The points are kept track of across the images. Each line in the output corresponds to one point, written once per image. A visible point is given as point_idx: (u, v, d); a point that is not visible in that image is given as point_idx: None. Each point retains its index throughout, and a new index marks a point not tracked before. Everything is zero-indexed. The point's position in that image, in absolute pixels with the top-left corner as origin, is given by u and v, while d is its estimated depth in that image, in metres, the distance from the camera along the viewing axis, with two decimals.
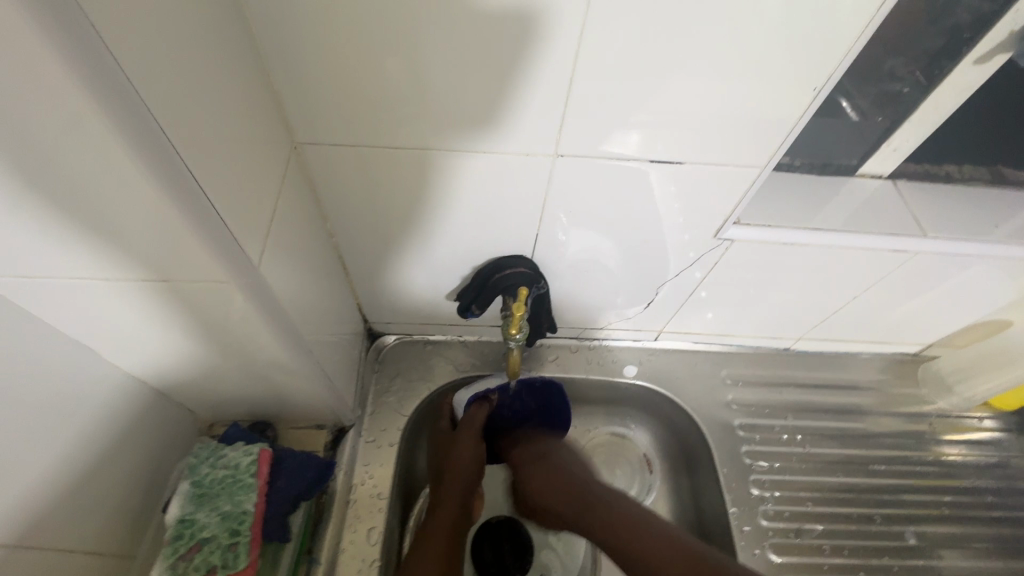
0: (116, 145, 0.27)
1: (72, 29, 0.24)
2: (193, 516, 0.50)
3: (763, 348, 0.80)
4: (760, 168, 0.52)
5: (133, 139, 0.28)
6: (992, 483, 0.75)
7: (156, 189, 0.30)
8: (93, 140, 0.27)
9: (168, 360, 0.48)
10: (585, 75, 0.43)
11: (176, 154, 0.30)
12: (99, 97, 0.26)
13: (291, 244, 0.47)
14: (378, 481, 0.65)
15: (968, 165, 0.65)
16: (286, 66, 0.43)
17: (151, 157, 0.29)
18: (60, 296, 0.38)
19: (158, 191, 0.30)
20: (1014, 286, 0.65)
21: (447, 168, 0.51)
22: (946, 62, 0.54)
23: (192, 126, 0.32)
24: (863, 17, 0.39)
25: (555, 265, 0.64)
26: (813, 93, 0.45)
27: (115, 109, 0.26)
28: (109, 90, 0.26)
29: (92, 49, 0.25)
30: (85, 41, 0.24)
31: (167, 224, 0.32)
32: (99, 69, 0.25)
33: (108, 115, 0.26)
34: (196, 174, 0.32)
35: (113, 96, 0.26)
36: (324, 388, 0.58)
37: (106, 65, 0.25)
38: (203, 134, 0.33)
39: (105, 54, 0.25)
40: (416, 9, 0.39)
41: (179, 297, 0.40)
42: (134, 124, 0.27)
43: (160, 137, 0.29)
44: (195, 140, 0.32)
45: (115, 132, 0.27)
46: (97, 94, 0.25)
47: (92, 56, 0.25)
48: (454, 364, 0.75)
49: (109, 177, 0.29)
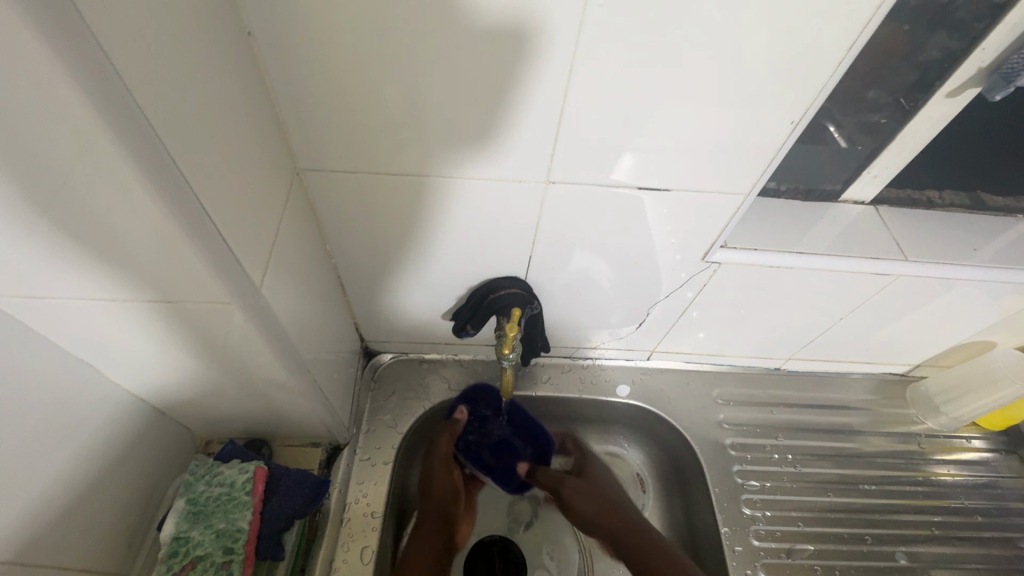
0: (133, 175, 0.29)
1: (91, 62, 0.25)
2: (188, 534, 0.50)
3: (754, 368, 0.81)
4: (745, 194, 0.54)
5: (148, 170, 0.30)
6: (982, 503, 0.76)
7: (165, 213, 0.32)
8: (108, 165, 0.29)
9: (167, 377, 0.49)
10: (576, 101, 0.45)
11: (185, 181, 0.32)
12: (113, 126, 0.27)
13: (292, 265, 0.49)
14: (372, 499, 0.65)
15: (947, 192, 0.67)
16: (291, 95, 0.45)
17: (163, 186, 0.31)
18: (67, 315, 0.39)
19: (170, 217, 0.32)
20: (994, 308, 0.67)
21: (446, 192, 0.53)
22: (920, 94, 0.57)
23: (202, 156, 0.34)
24: (838, 53, 0.42)
25: (548, 286, 0.65)
26: (791, 124, 0.47)
27: (133, 145, 0.28)
28: (129, 126, 0.28)
29: (109, 83, 0.26)
30: (102, 74, 0.26)
31: (176, 249, 0.34)
32: (114, 101, 0.27)
33: (119, 141, 0.28)
34: (203, 199, 0.34)
35: (126, 124, 0.28)
36: (320, 406, 0.59)
37: (121, 98, 0.27)
38: (211, 163, 0.35)
39: (121, 87, 0.27)
40: (415, 43, 0.41)
41: (184, 317, 0.41)
42: (147, 153, 0.29)
43: (170, 165, 0.31)
44: (205, 170, 0.34)
45: (128, 159, 0.29)
46: (117, 130, 0.27)
47: (108, 89, 0.26)
48: (449, 383, 0.76)
49: (125, 206, 0.31)
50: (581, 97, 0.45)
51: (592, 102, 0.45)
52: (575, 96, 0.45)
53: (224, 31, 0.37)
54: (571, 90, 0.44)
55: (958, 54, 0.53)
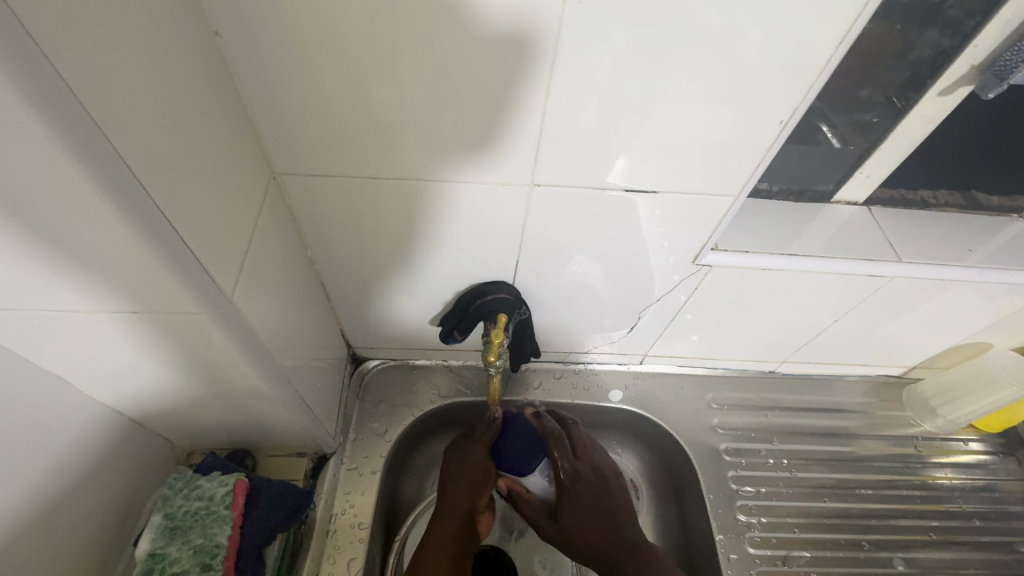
0: (85, 185, 0.28)
1: (25, 59, 0.23)
2: (164, 550, 0.47)
3: (748, 371, 0.80)
4: (734, 197, 0.53)
5: (102, 180, 0.28)
6: (980, 507, 0.75)
7: (126, 225, 0.30)
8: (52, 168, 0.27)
9: (141, 389, 0.47)
10: (559, 104, 0.44)
11: (144, 189, 0.30)
12: (55, 129, 0.25)
13: (268, 272, 0.47)
14: (359, 510, 0.64)
15: (942, 192, 0.66)
16: (264, 95, 0.43)
17: (118, 195, 0.29)
18: (31, 329, 0.37)
19: (128, 227, 0.30)
20: (989, 309, 0.66)
21: (428, 195, 0.52)
22: (912, 93, 0.55)
23: (163, 163, 0.32)
24: (826, 51, 0.41)
25: (536, 290, 0.64)
26: (780, 124, 0.46)
27: (84, 154, 0.27)
28: (78, 134, 0.26)
29: (52, 86, 0.25)
30: (46, 81, 0.24)
31: (138, 260, 0.33)
32: (52, 101, 0.25)
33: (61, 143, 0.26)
34: (165, 207, 0.32)
35: (75, 132, 0.26)
36: (303, 416, 0.57)
37: (63, 97, 0.25)
38: (176, 169, 0.33)
39: (61, 85, 0.25)
40: (391, 43, 0.40)
41: (151, 327, 0.39)
42: (99, 161, 0.27)
43: (122, 167, 0.29)
44: (166, 176, 0.32)
45: (75, 163, 0.27)
46: (66, 139, 0.26)
47: (44, 87, 0.24)
48: (438, 389, 0.75)
49: (78, 217, 0.29)
50: (563, 99, 0.44)
51: (575, 104, 0.44)
52: (556, 100, 0.44)
53: (187, 32, 0.36)
54: (553, 93, 0.43)
55: (950, 52, 0.52)
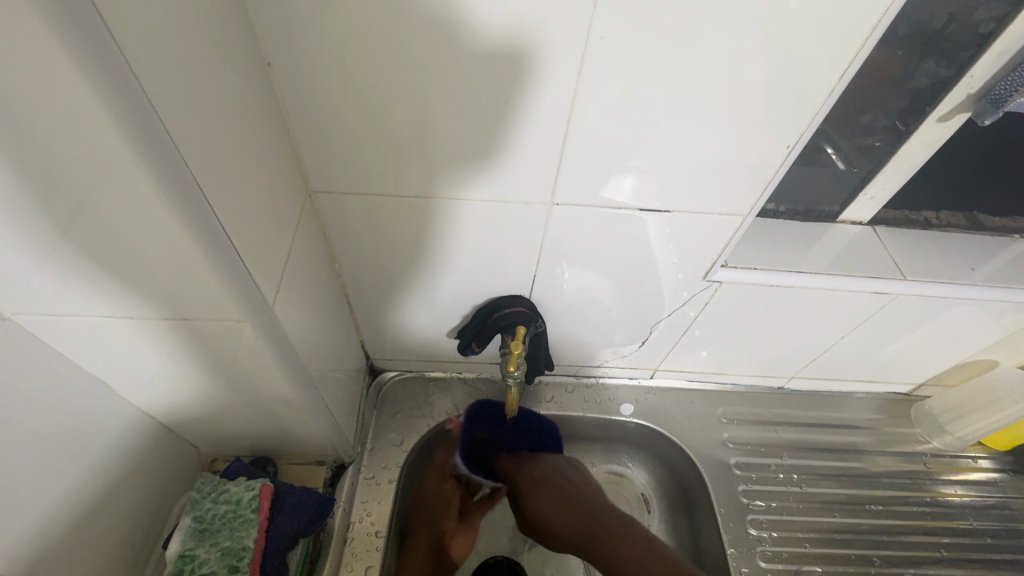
0: (163, 205, 0.31)
1: (118, 84, 0.26)
2: (194, 552, 0.49)
3: (757, 387, 0.82)
4: (743, 217, 0.55)
5: (178, 201, 0.31)
6: (991, 525, 0.75)
7: (193, 241, 0.33)
8: (134, 189, 0.30)
9: (175, 394, 0.50)
10: (579, 129, 0.47)
11: (209, 208, 0.33)
12: (136, 145, 0.28)
13: (302, 285, 0.50)
14: (376, 518, 0.65)
15: (945, 212, 0.68)
16: (307, 121, 0.47)
17: (188, 214, 0.32)
18: (84, 334, 0.40)
19: (194, 243, 0.33)
20: (994, 327, 0.68)
21: (450, 213, 0.54)
22: (913, 119, 0.57)
23: (223, 184, 0.35)
24: (830, 83, 0.43)
25: (551, 304, 0.66)
26: (787, 148, 0.48)
27: (165, 178, 0.30)
28: (162, 161, 0.29)
29: (145, 118, 0.27)
30: (140, 113, 0.27)
31: (197, 273, 0.35)
32: (144, 131, 0.28)
33: (146, 170, 0.29)
34: (224, 224, 0.35)
35: (159, 158, 0.29)
36: (327, 424, 0.59)
37: (153, 128, 0.28)
38: (232, 189, 0.36)
39: (153, 119, 0.28)
40: (425, 74, 0.43)
41: (194, 335, 0.41)
42: (176, 184, 0.30)
43: (193, 188, 0.32)
44: (224, 197, 0.35)
45: (155, 183, 0.30)
46: (152, 166, 0.29)
47: (140, 120, 0.27)
48: (452, 400, 0.77)
49: (151, 234, 0.32)
50: (582, 125, 0.47)
51: (594, 130, 0.47)
52: (576, 126, 0.47)
53: (243, 64, 0.39)
54: (574, 119, 0.46)
55: (947, 81, 0.54)
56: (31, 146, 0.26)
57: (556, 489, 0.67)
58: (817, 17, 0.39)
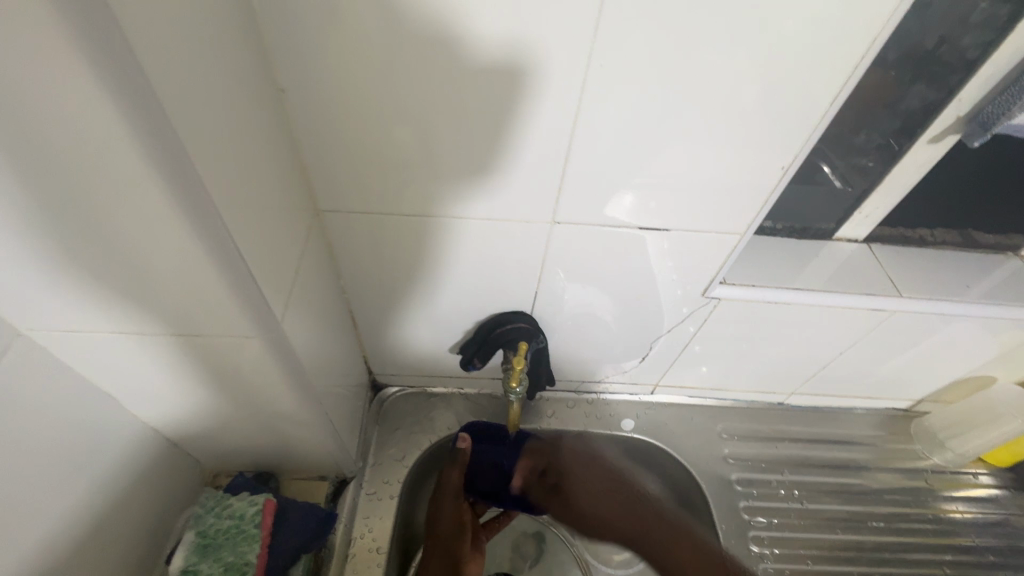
0: (191, 239, 0.32)
1: (155, 126, 0.27)
2: (197, 567, 0.49)
3: (758, 403, 0.82)
4: (739, 235, 0.56)
5: (203, 235, 0.32)
6: (992, 542, 0.75)
7: (216, 268, 0.34)
8: (166, 222, 0.31)
9: (181, 409, 0.50)
10: (579, 149, 0.48)
11: (234, 243, 0.34)
12: (168, 182, 0.29)
13: (309, 300, 0.51)
14: (378, 534, 0.65)
15: (940, 230, 0.69)
16: (318, 143, 0.48)
17: (213, 246, 0.33)
18: (101, 349, 0.41)
19: (217, 271, 0.34)
20: (990, 343, 0.69)
21: (455, 231, 0.56)
22: (905, 140, 0.58)
23: (247, 216, 0.36)
24: (819, 108, 0.45)
25: (552, 320, 0.67)
26: (781, 170, 0.50)
27: (195, 216, 0.31)
28: (191, 199, 0.30)
29: (179, 159, 0.28)
30: (175, 155, 0.28)
31: (216, 297, 0.36)
32: (179, 172, 0.29)
33: (176, 206, 0.30)
34: (246, 253, 0.36)
35: (190, 196, 0.30)
36: (330, 439, 0.60)
37: (186, 168, 0.29)
38: (252, 217, 0.37)
39: (187, 160, 0.29)
40: (432, 98, 0.45)
41: (202, 351, 0.42)
42: (204, 219, 0.31)
43: (220, 225, 0.33)
44: (247, 229, 0.36)
45: (184, 218, 0.31)
46: (182, 203, 0.30)
47: (176, 162, 0.28)
48: (454, 416, 0.77)
49: (175, 262, 0.33)
50: (583, 146, 0.48)
51: (595, 150, 0.48)
52: (577, 146, 0.48)
53: (257, 89, 0.40)
54: (574, 140, 0.47)
55: (937, 104, 0.55)
56: (54, 163, 0.27)
57: (590, 479, 0.70)
58: (809, 44, 0.41)
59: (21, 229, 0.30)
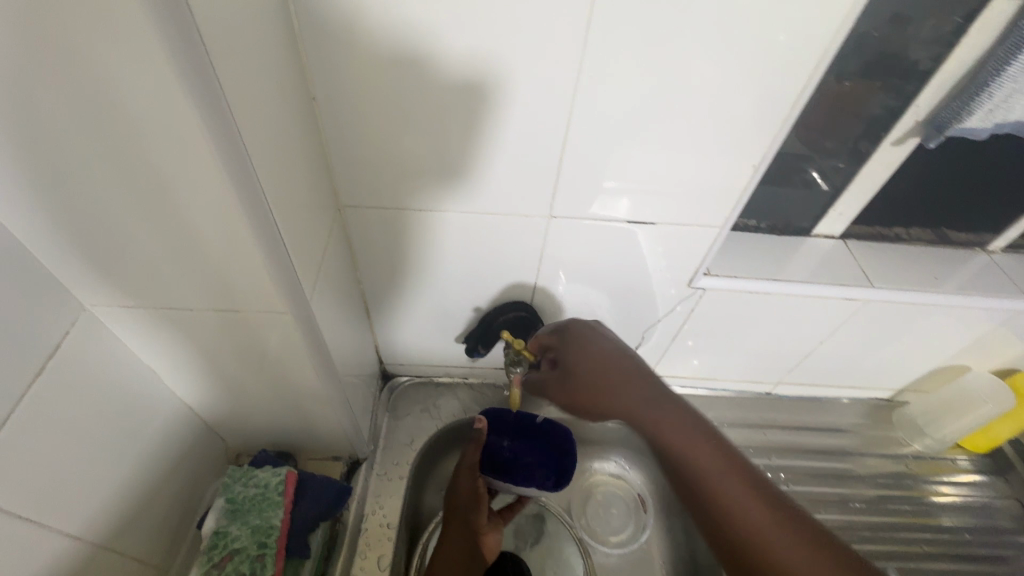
0: (243, 221, 0.37)
1: (222, 126, 0.32)
2: (226, 528, 0.54)
3: (747, 393, 0.87)
4: (719, 228, 0.61)
5: (253, 218, 0.37)
6: (970, 523, 0.79)
7: (261, 249, 0.39)
8: (223, 208, 0.36)
9: (212, 386, 0.55)
10: (574, 149, 0.53)
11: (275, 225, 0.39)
12: (230, 174, 0.34)
13: (331, 287, 0.56)
14: (388, 511, 0.70)
15: (914, 228, 0.75)
16: (342, 145, 0.53)
17: (260, 229, 0.38)
18: (150, 323, 0.46)
19: (260, 252, 0.39)
20: (962, 333, 0.73)
21: (462, 225, 0.61)
22: (871, 143, 0.63)
23: (283, 204, 0.41)
24: (781, 111, 0.50)
25: (551, 311, 0.72)
26: (753, 168, 0.55)
27: (248, 201, 0.36)
28: (246, 186, 0.35)
29: (238, 153, 0.34)
30: (236, 149, 0.33)
31: (257, 275, 0.41)
32: (237, 164, 0.34)
33: (235, 194, 0.35)
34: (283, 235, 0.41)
35: (245, 184, 0.35)
36: (346, 420, 0.64)
37: (243, 161, 0.34)
38: (288, 205, 0.42)
39: (244, 154, 0.34)
40: (442, 104, 0.50)
41: (236, 327, 0.47)
42: (256, 205, 0.37)
43: (266, 209, 0.38)
44: (284, 214, 0.41)
45: (239, 204, 0.36)
46: (239, 190, 0.35)
47: (236, 155, 0.33)
48: (459, 404, 0.82)
49: (224, 242, 0.38)
50: (577, 146, 0.53)
51: (588, 149, 0.53)
52: (572, 146, 0.53)
53: (293, 96, 0.45)
54: (569, 140, 0.53)
55: (897, 110, 0.60)
56: (130, 155, 0.33)
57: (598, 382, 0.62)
58: (774, 55, 0.46)
59: (99, 209, 0.36)
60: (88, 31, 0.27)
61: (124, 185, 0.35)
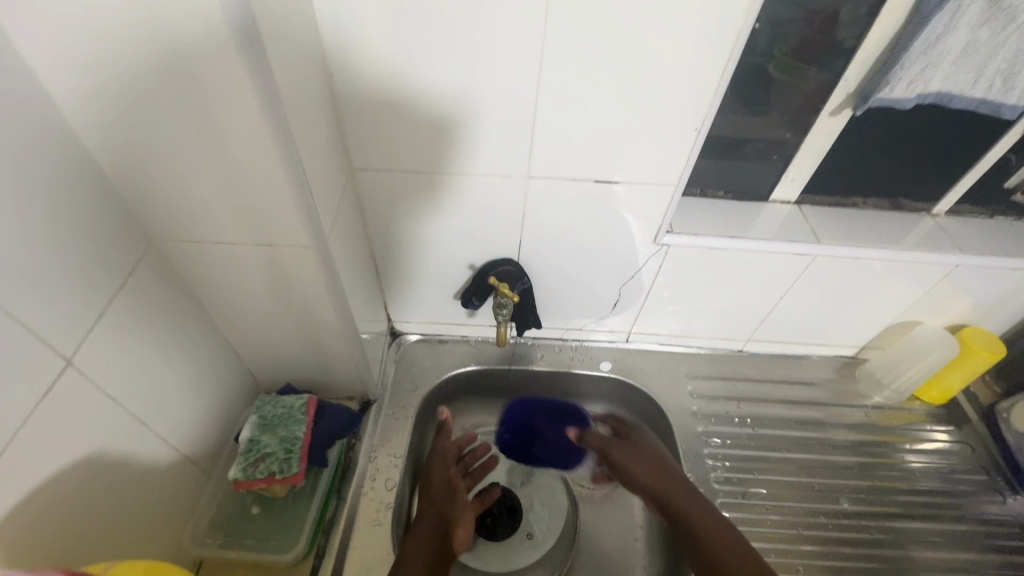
0: (278, 161, 0.48)
1: (267, 84, 0.43)
2: (259, 438, 0.65)
3: (720, 349, 0.95)
4: (675, 186, 0.70)
5: (287, 159, 0.48)
6: (922, 462, 0.86)
7: (291, 186, 0.50)
8: (265, 149, 0.47)
9: (245, 318, 0.66)
10: (546, 117, 0.63)
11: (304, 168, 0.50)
12: (270, 121, 0.45)
13: (344, 237, 0.66)
14: (395, 445, 0.79)
15: (867, 195, 0.83)
16: (354, 117, 0.63)
17: (291, 169, 0.49)
18: (200, 255, 0.58)
19: (292, 188, 0.50)
20: (908, 288, 0.81)
21: (456, 187, 0.71)
22: (813, 113, 0.72)
23: (311, 154, 0.52)
24: (714, 79, 0.59)
25: (537, 270, 0.82)
26: (696, 131, 0.64)
27: (282, 145, 0.47)
28: (282, 133, 0.46)
29: (277, 105, 0.44)
30: (275, 102, 0.44)
31: (286, 210, 0.52)
32: (276, 114, 0.45)
33: (273, 137, 0.46)
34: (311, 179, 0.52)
35: (282, 131, 0.46)
36: (359, 359, 0.74)
37: (281, 111, 0.45)
38: (314, 157, 0.53)
39: (282, 106, 0.45)
40: (435, 80, 0.60)
41: (266, 261, 0.58)
42: (288, 149, 0.47)
43: (298, 153, 0.49)
44: (312, 163, 0.52)
45: (276, 145, 0.47)
46: (277, 135, 0.46)
47: (276, 106, 0.44)
48: (458, 357, 0.92)
49: (264, 179, 0.49)
50: (549, 113, 0.62)
51: (558, 116, 0.63)
52: (545, 114, 0.63)
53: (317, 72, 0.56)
54: (541, 109, 0.62)
55: (830, 83, 0.68)
56: (196, 108, 0.44)
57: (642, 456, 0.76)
58: (705, 32, 0.55)
59: (170, 152, 0.47)
60: (169, 11, 0.38)
61: (188, 132, 0.46)
